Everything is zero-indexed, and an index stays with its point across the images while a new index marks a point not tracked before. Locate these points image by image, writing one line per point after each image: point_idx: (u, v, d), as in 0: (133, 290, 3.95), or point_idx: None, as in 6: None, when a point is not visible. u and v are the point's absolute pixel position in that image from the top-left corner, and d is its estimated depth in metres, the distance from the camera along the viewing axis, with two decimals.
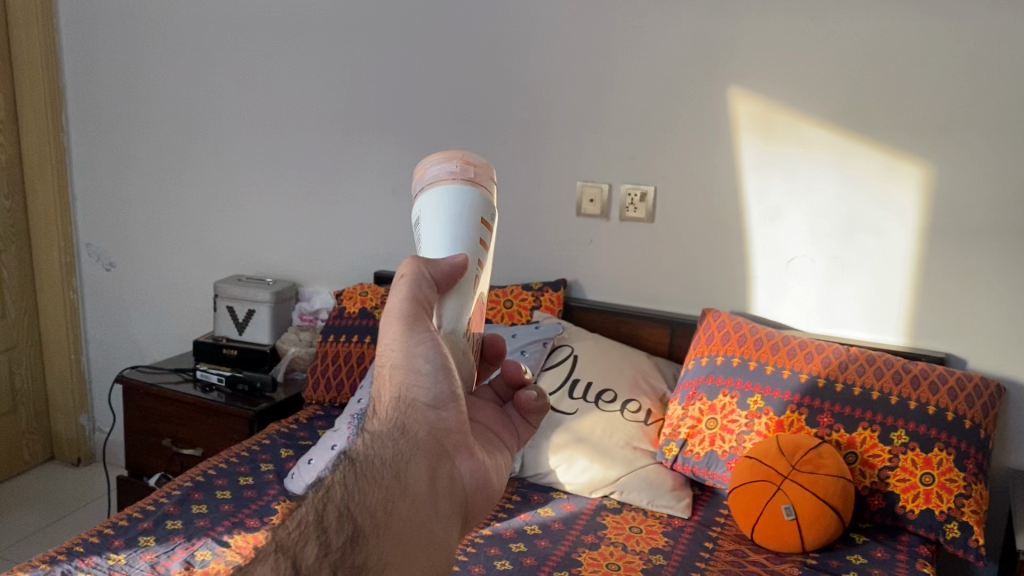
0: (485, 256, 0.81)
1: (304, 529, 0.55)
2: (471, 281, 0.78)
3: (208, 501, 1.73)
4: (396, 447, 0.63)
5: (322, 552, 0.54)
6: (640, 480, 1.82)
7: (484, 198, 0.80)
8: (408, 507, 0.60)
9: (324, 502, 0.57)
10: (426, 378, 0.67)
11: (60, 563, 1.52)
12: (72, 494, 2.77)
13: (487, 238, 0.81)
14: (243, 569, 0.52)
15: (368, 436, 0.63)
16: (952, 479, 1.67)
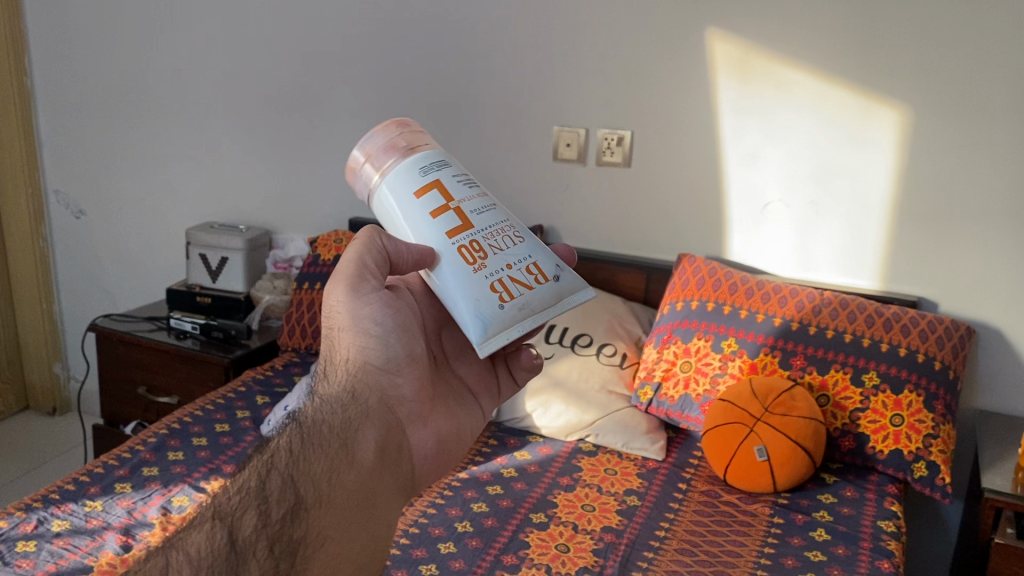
0: (453, 206, 0.82)
1: (245, 495, 0.70)
2: (457, 258, 0.80)
3: (184, 448, 1.73)
4: (345, 414, 0.79)
5: (260, 523, 0.68)
6: (615, 423, 1.83)
7: (401, 168, 0.83)
8: (351, 476, 0.75)
9: (268, 472, 0.72)
10: (375, 339, 0.84)
11: (36, 509, 1.51)
12: (49, 443, 2.77)
13: (444, 192, 0.82)
14: (189, 529, 0.67)
15: (320, 401, 0.80)
16: (921, 420, 1.69)
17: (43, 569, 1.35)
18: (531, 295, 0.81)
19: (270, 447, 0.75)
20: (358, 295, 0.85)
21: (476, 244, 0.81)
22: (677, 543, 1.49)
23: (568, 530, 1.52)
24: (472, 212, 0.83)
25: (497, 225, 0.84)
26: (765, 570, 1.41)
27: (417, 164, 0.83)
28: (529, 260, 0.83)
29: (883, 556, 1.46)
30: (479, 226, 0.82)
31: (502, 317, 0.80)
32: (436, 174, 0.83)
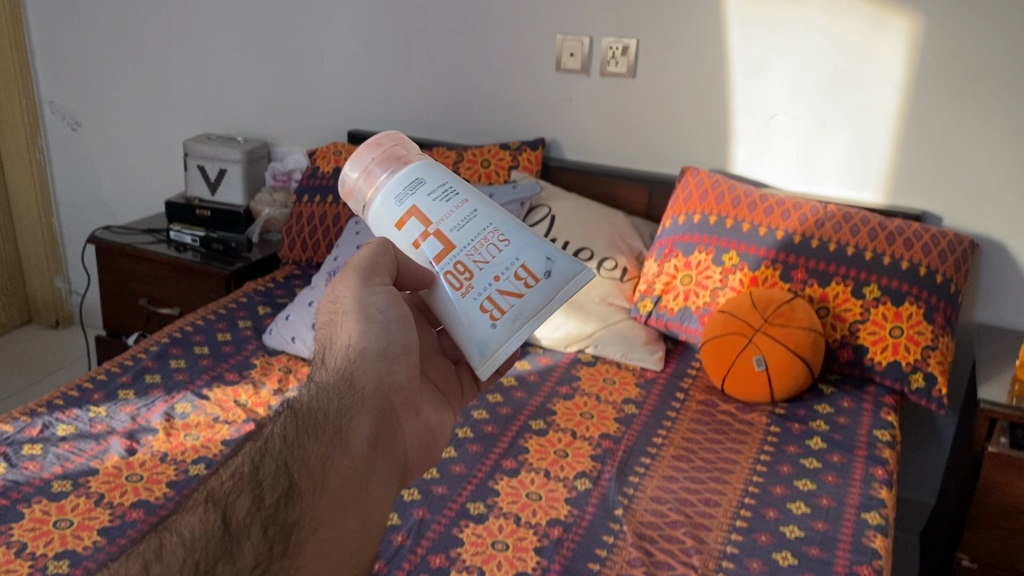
0: (432, 232, 0.80)
1: (238, 479, 0.65)
2: (446, 286, 0.80)
3: (187, 356, 1.75)
4: (340, 400, 0.73)
5: (253, 507, 0.63)
6: (614, 334, 1.84)
7: (381, 198, 0.83)
8: (348, 463, 0.69)
9: (261, 457, 0.67)
10: (377, 326, 0.79)
11: (40, 414, 1.52)
12: (54, 357, 2.79)
13: (421, 219, 0.80)
14: (177, 515, 0.61)
15: (314, 388, 0.74)
16: (920, 332, 1.69)
17: (50, 471, 1.38)
18: (521, 304, 0.80)
19: (263, 434, 0.69)
20: (367, 285, 0.80)
21: (462, 266, 0.80)
22: (674, 450, 1.52)
23: (567, 437, 1.55)
24: (452, 230, 0.80)
25: (479, 236, 0.81)
26: (760, 477, 1.44)
27: (393, 190, 0.82)
28: (516, 264, 0.80)
29: (878, 463, 1.48)
30: (461, 243, 0.80)
31: (496, 335, 0.80)
32: (412, 199, 0.81)
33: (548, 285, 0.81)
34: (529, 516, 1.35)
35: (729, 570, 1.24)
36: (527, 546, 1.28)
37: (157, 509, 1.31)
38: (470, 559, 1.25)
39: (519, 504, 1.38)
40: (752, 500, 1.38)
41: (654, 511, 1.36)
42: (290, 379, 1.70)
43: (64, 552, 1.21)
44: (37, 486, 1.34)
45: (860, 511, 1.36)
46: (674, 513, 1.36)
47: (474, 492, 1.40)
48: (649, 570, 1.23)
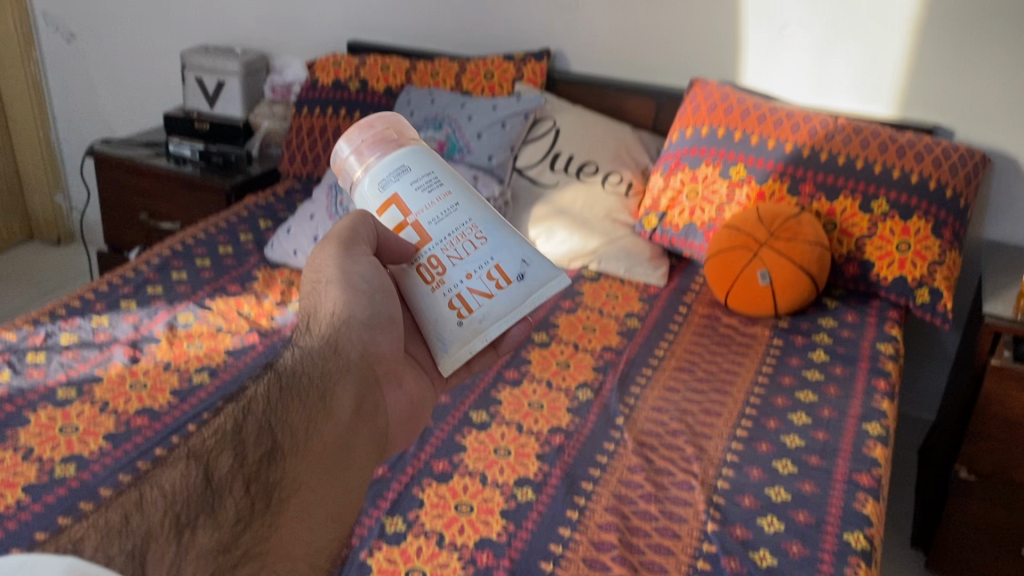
0: (410, 223, 0.82)
1: (222, 437, 0.74)
2: (420, 276, 0.84)
3: (188, 268, 1.74)
4: (322, 368, 0.85)
5: (235, 463, 0.72)
6: (618, 250, 1.81)
7: (367, 178, 0.83)
8: (327, 428, 0.80)
9: (245, 416, 0.76)
10: (360, 297, 0.88)
11: (43, 324, 1.52)
12: (57, 273, 2.79)
13: (400, 210, 0.82)
14: (165, 460, 0.70)
15: (302, 354, 0.86)
16: (928, 248, 1.67)
17: (54, 379, 1.38)
18: (489, 305, 0.82)
19: (247, 394, 0.79)
20: (350, 255, 0.87)
21: (434, 261, 0.82)
22: (676, 361, 1.52)
23: (569, 350, 1.55)
24: (430, 222, 0.82)
25: (457, 232, 0.82)
26: (762, 388, 1.44)
27: (380, 173, 0.82)
28: (488, 266, 0.82)
29: (879, 375, 1.48)
30: (437, 237, 0.82)
31: (462, 332, 0.82)
32: (395, 186, 0.82)
33: (519, 287, 0.82)
34: (531, 424, 1.36)
35: (729, 477, 1.25)
36: (529, 453, 1.29)
37: (162, 416, 1.32)
38: (472, 465, 1.26)
39: (521, 413, 1.38)
40: (753, 411, 1.39)
41: (655, 420, 1.37)
42: (292, 292, 1.69)
43: (71, 455, 1.23)
44: (42, 392, 1.35)
45: (860, 421, 1.36)
46: (675, 422, 1.36)
47: (477, 402, 1.41)
48: (649, 476, 1.24)
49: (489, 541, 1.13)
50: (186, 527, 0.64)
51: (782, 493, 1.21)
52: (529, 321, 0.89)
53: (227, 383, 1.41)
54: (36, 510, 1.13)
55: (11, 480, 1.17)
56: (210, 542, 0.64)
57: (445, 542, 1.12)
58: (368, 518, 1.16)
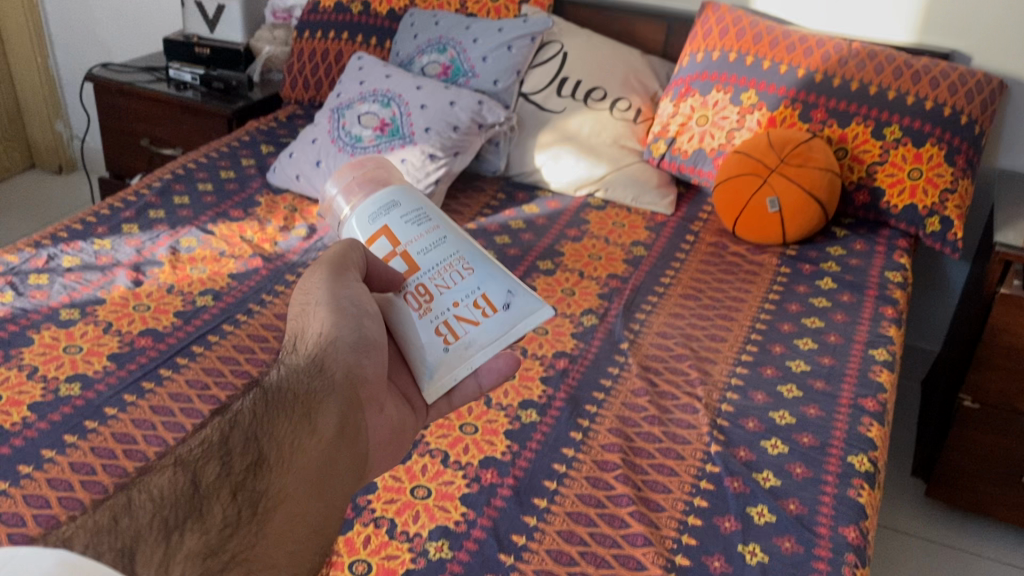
0: (399, 251, 0.75)
1: (207, 446, 0.60)
2: (404, 306, 0.75)
3: (190, 193, 1.72)
4: (308, 386, 0.70)
5: (223, 472, 0.58)
6: (626, 178, 1.79)
7: (354, 214, 0.79)
8: (316, 445, 0.65)
9: (232, 427, 0.62)
10: (350, 319, 0.75)
11: (45, 246, 1.50)
12: (59, 202, 2.77)
13: (389, 241, 0.76)
14: (142, 476, 0.56)
15: (286, 370, 0.71)
16: (940, 175, 1.64)
17: (57, 300, 1.37)
18: (476, 333, 0.75)
19: (231, 408, 0.65)
20: (342, 276, 0.75)
21: (422, 289, 0.75)
22: (683, 289, 1.51)
23: (574, 277, 1.54)
24: (419, 252, 0.75)
25: (444, 262, 0.76)
26: (769, 315, 1.43)
27: (368, 208, 0.77)
28: (476, 293, 0.76)
29: (887, 303, 1.47)
30: (425, 267, 0.75)
31: (447, 359, 0.74)
32: (384, 219, 0.77)
33: (507, 317, 0.76)
34: (536, 349, 1.35)
35: (733, 401, 1.24)
36: (533, 377, 1.29)
37: (165, 338, 1.31)
38: None
39: (525, 338, 1.38)
40: (759, 336, 1.38)
41: (660, 346, 1.36)
42: (295, 218, 1.68)
43: (76, 375, 1.23)
44: (46, 313, 1.34)
45: (867, 347, 1.35)
46: (680, 347, 1.36)
47: None
48: (653, 399, 1.24)
49: (492, 460, 1.13)
50: (170, 534, 0.51)
51: (786, 417, 1.21)
52: (513, 359, 0.82)
53: (231, 307, 1.40)
54: (41, 428, 1.13)
55: (17, 398, 1.17)
56: (196, 545, 0.52)
57: (450, 462, 1.13)
58: None
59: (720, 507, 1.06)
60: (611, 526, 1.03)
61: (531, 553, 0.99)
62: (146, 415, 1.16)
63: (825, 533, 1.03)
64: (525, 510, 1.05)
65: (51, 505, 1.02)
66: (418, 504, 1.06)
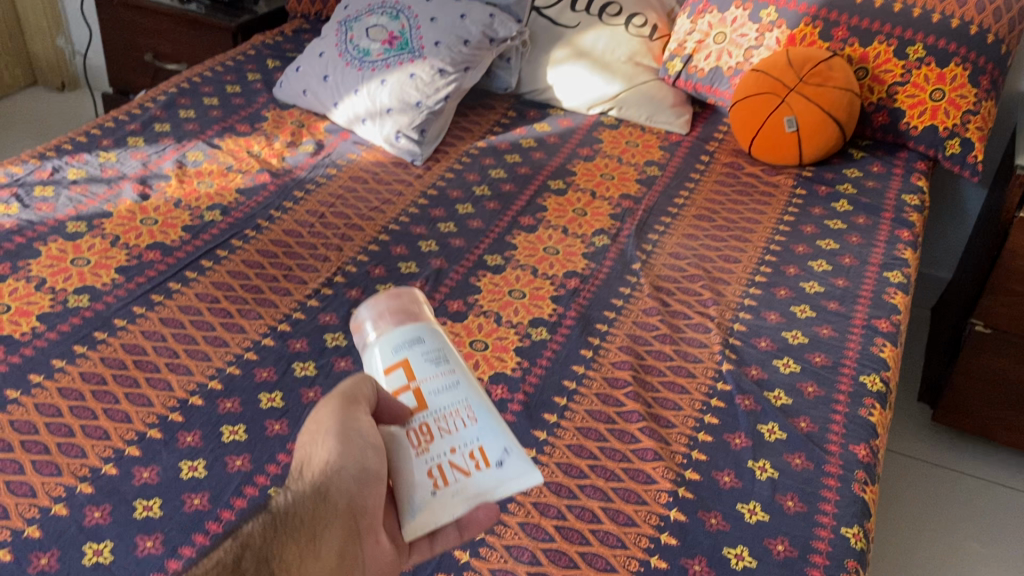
0: (413, 385, 0.60)
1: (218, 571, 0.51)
2: (405, 444, 0.60)
3: (196, 108, 1.69)
4: (312, 517, 0.57)
5: None
6: (640, 96, 1.75)
7: (384, 343, 0.62)
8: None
9: (244, 548, 0.53)
10: (361, 451, 0.59)
11: (49, 159, 1.48)
12: (62, 119, 2.73)
13: (402, 372, 0.61)
14: None
15: (292, 494, 0.59)
16: (963, 97, 1.60)
17: (64, 212, 1.36)
18: (468, 489, 0.58)
19: (244, 527, 0.55)
20: (355, 407, 0.59)
21: (423, 426, 0.60)
22: (696, 209, 1.49)
23: (586, 197, 1.52)
24: (433, 390, 0.61)
25: (457, 407, 0.61)
26: (783, 237, 1.41)
27: (394, 335, 0.62)
28: (476, 444, 0.59)
29: (903, 226, 1.44)
30: (433, 405, 0.60)
31: (431, 507, 0.58)
32: (410, 354, 0.62)
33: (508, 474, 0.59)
34: (547, 269, 1.34)
35: (746, 320, 1.24)
36: (544, 296, 1.28)
37: (174, 251, 1.30)
38: (487, 306, 1.25)
39: (536, 258, 1.36)
40: (773, 258, 1.37)
41: (672, 266, 1.35)
42: (302, 134, 1.65)
43: (84, 287, 1.22)
44: (52, 225, 1.33)
45: (882, 270, 1.34)
46: (692, 267, 1.34)
47: (491, 246, 1.38)
48: (665, 318, 1.23)
49: (503, 375, 1.13)
50: None
51: (799, 337, 1.20)
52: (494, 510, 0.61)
53: (239, 222, 1.39)
54: (51, 338, 1.13)
55: (25, 308, 1.17)
56: None
57: None
58: None
59: (730, 425, 1.06)
60: (620, 442, 1.03)
61: (541, 466, 1.00)
62: (156, 328, 1.16)
63: (836, 451, 1.03)
64: (535, 425, 1.05)
65: (63, 414, 1.02)
66: None
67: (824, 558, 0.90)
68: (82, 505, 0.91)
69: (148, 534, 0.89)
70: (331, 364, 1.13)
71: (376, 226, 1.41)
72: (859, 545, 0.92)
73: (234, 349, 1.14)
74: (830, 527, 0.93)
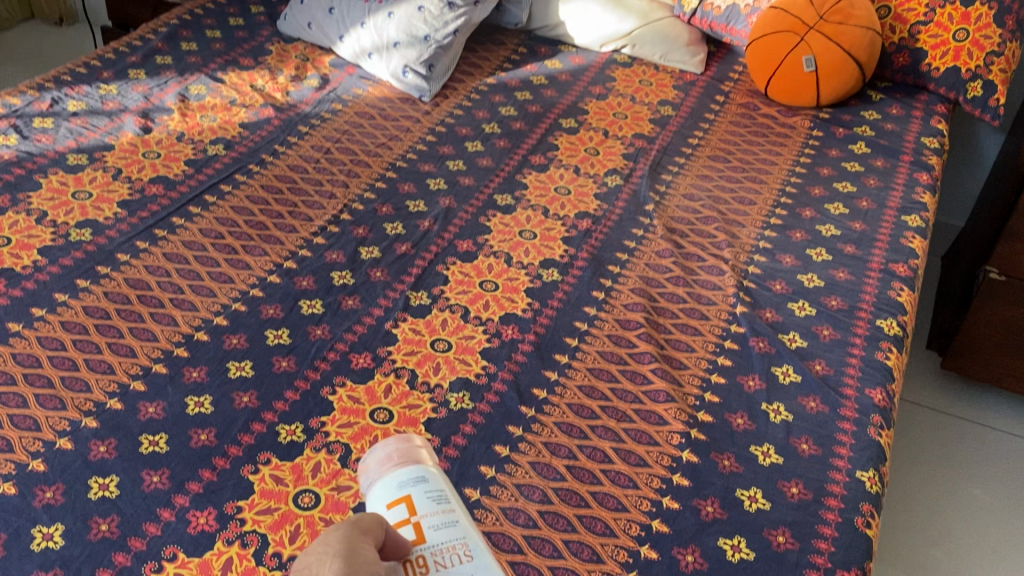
0: (415, 520, 0.50)
1: None
2: None
3: (198, 40, 1.64)
4: None
5: None
6: (654, 33, 1.69)
7: (389, 478, 0.53)
8: None
9: None
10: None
11: (48, 90, 1.44)
12: (60, 54, 2.67)
13: (403, 506, 0.51)
14: None
15: None
16: (987, 37, 1.55)
17: (64, 145, 1.33)
18: None
19: None
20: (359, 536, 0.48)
21: (419, 561, 0.49)
22: (711, 150, 1.45)
23: (599, 136, 1.48)
24: (431, 528, 0.50)
25: (457, 550, 0.50)
26: (799, 179, 1.38)
27: (398, 470, 0.53)
28: None
29: (923, 170, 1.41)
30: (432, 541, 0.50)
31: None
32: (413, 490, 0.52)
33: None
34: (558, 209, 1.31)
35: (761, 263, 1.21)
36: (555, 237, 1.25)
37: (177, 186, 1.28)
38: (497, 246, 1.23)
39: (547, 199, 1.33)
40: (789, 201, 1.34)
41: (686, 208, 1.32)
42: (307, 68, 1.60)
43: (86, 221, 1.19)
44: (52, 158, 1.30)
45: (900, 213, 1.31)
46: (707, 209, 1.32)
47: (501, 185, 1.35)
48: (678, 261, 1.21)
49: (513, 316, 1.11)
50: None
51: (815, 280, 1.18)
52: None
53: (243, 157, 1.36)
54: (53, 272, 1.10)
55: (26, 242, 1.14)
56: None
57: (470, 317, 1.11)
58: (392, 292, 1.14)
59: (744, 367, 1.05)
60: (633, 383, 1.02)
61: (552, 407, 0.98)
62: (160, 263, 1.14)
63: (852, 395, 1.01)
64: (546, 365, 1.04)
65: (66, 348, 1.00)
66: (438, 357, 1.04)
67: (839, 501, 0.89)
68: (87, 439, 0.90)
69: (155, 469, 0.88)
70: (338, 303, 1.11)
71: (383, 162, 1.38)
72: (874, 489, 0.91)
73: (239, 285, 1.12)
74: (845, 471, 0.92)
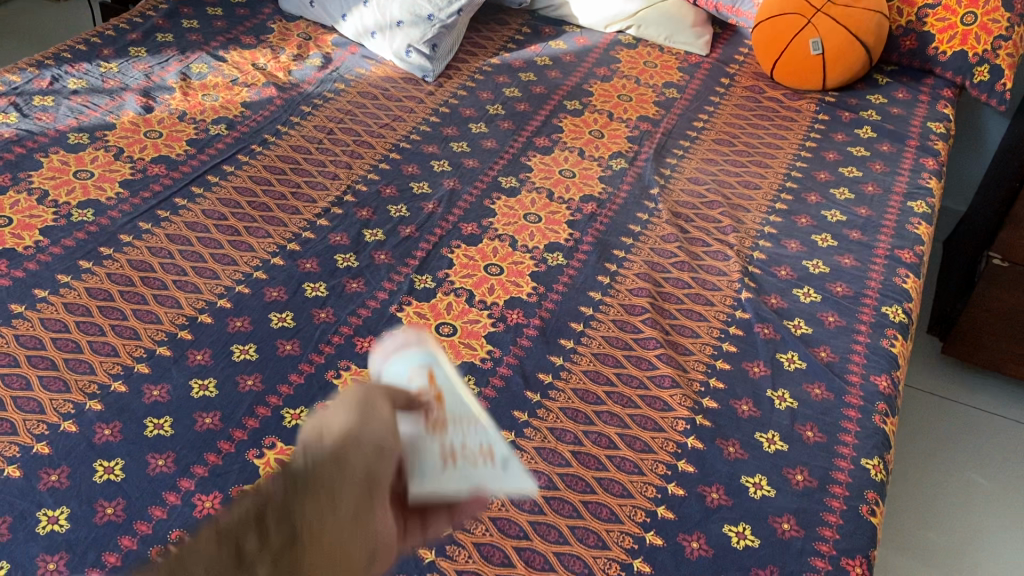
0: (435, 387, 0.60)
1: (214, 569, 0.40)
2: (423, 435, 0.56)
3: (199, 18, 1.62)
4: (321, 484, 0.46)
5: None
6: (660, 14, 1.68)
7: (410, 358, 0.62)
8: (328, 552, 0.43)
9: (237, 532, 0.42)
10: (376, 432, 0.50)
11: (48, 68, 1.43)
12: (55, 30, 2.64)
13: (426, 376, 0.61)
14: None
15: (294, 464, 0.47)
16: (995, 21, 1.53)
17: (65, 124, 1.31)
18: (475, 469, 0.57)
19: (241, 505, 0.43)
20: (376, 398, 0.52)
21: (440, 415, 0.58)
22: (716, 134, 1.45)
23: (603, 119, 1.47)
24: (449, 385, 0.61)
25: (470, 407, 0.61)
26: (805, 164, 1.38)
27: (421, 352, 0.62)
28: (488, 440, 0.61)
29: (929, 155, 1.40)
30: (451, 404, 0.60)
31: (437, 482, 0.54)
32: (434, 360, 0.62)
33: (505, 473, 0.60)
34: (563, 192, 1.30)
35: (766, 249, 1.21)
36: (560, 220, 1.25)
37: (179, 166, 1.27)
38: (502, 229, 1.22)
39: (552, 182, 1.32)
40: (794, 185, 1.33)
41: (691, 192, 1.32)
42: (309, 47, 1.59)
43: (88, 201, 1.18)
44: (53, 137, 1.28)
45: (905, 199, 1.31)
46: (712, 194, 1.31)
47: (505, 167, 1.35)
48: (683, 246, 1.20)
49: (518, 301, 1.11)
50: None
51: (820, 266, 1.18)
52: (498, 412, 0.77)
53: (246, 137, 1.35)
54: (55, 253, 1.10)
55: (28, 222, 1.13)
56: None
57: (475, 301, 1.10)
58: (397, 275, 1.13)
59: (749, 353, 1.04)
60: (638, 368, 1.02)
61: (558, 392, 0.98)
62: (163, 245, 1.13)
63: (856, 382, 1.01)
64: (551, 350, 1.04)
65: (69, 329, 1.00)
66: (443, 341, 1.04)
67: (843, 489, 0.89)
68: (92, 422, 0.90)
69: (160, 453, 0.88)
70: (342, 286, 1.11)
71: (387, 143, 1.37)
72: (879, 476, 0.91)
73: (243, 267, 1.12)
74: (850, 458, 0.92)
